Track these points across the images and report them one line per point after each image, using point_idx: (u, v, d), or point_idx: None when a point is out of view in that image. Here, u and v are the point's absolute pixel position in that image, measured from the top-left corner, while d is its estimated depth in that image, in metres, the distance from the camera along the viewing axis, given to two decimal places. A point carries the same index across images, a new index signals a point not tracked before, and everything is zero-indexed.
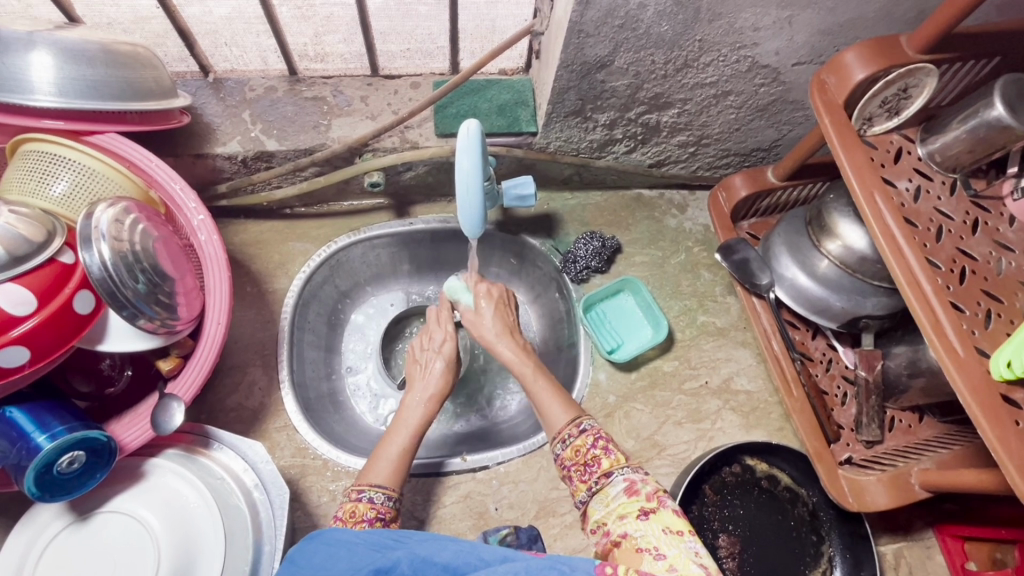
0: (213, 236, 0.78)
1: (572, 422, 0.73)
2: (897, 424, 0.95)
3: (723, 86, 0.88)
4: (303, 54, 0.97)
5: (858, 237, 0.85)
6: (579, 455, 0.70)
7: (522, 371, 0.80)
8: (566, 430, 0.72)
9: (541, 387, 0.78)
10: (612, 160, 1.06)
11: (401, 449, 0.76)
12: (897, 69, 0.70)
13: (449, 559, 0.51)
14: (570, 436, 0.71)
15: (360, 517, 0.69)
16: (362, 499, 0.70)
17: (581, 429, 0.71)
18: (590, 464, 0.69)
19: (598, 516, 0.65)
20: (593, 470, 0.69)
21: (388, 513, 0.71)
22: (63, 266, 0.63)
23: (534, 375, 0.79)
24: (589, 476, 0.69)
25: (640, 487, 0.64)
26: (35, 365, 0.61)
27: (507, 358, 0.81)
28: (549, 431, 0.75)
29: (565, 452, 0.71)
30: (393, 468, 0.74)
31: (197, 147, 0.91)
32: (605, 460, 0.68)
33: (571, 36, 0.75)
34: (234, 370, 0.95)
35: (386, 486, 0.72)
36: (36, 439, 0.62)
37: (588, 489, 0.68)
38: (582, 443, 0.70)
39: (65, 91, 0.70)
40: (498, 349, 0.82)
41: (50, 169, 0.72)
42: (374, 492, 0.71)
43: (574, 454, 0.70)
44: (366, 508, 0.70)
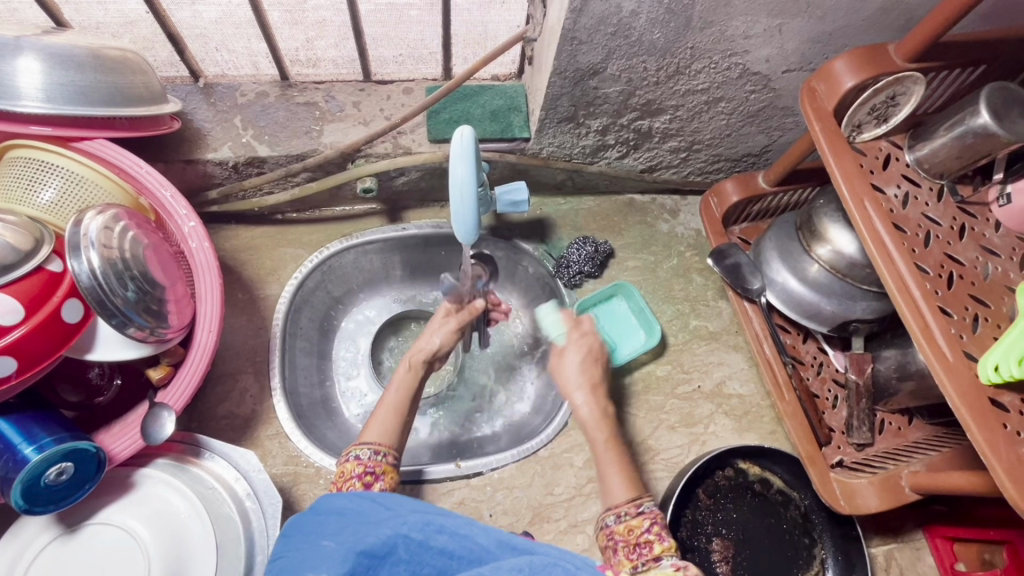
0: (204, 242, 0.77)
1: (631, 501, 0.69)
2: (887, 426, 0.96)
3: (714, 93, 0.89)
4: (294, 59, 0.96)
5: (847, 242, 0.86)
6: (631, 533, 0.66)
7: (594, 434, 0.77)
8: (625, 506, 0.68)
9: (608, 454, 0.75)
10: (605, 166, 1.06)
11: (393, 412, 0.77)
12: (886, 77, 0.71)
13: (445, 544, 0.52)
14: (626, 513, 0.68)
15: (349, 476, 0.71)
16: (349, 458, 0.72)
17: (641, 509, 0.68)
18: (641, 545, 0.65)
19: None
20: (643, 552, 0.64)
21: (379, 467, 0.72)
22: (51, 274, 0.62)
23: (605, 444, 0.76)
24: (638, 555, 0.65)
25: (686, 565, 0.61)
26: (21, 375, 0.60)
27: (582, 414, 0.79)
28: (607, 501, 0.71)
29: (617, 526, 0.67)
30: (383, 426, 0.76)
31: (187, 152, 0.90)
32: (657, 545, 0.64)
33: (564, 44, 0.75)
34: (225, 377, 0.94)
35: (375, 443, 0.74)
36: (23, 451, 0.61)
37: (632, 567, 0.64)
38: (637, 523, 0.66)
39: (52, 97, 0.69)
40: (576, 401, 0.80)
41: (38, 176, 0.71)
42: (361, 450, 0.73)
43: (626, 531, 0.67)
44: (354, 466, 0.71)
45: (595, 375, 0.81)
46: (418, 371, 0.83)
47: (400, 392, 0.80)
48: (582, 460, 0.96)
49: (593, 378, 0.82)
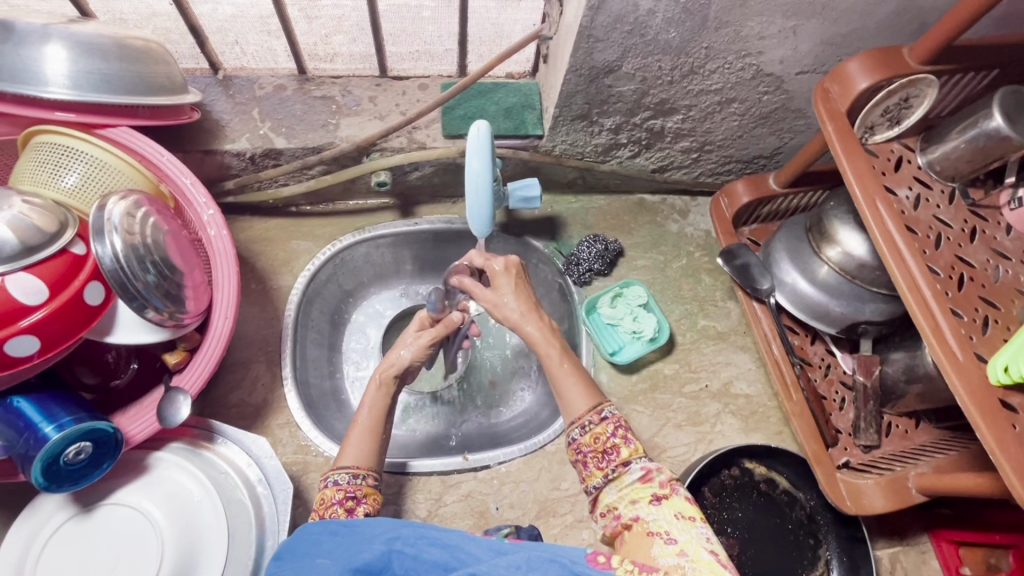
0: (222, 230, 0.78)
1: (593, 409, 0.70)
2: (894, 430, 0.96)
3: (727, 94, 0.90)
4: (312, 54, 0.98)
5: (858, 244, 0.87)
6: (597, 442, 0.69)
7: (547, 351, 0.74)
8: (586, 417, 0.70)
9: (563, 367, 0.73)
10: (616, 165, 1.07)
11: (368, 431, 0.75)
12: (900, 79, 0.72)
13: (437, 556, 0.51)
14: (589, 423, 0.70)
15: (330, 503, 0.69)
16: (328, 484, 0.70)
17: (603, 416, 0.70)
18: (608, 452, 0.68)
19: (609, 500, 0.66)
20: (612, 457, 0.68)
21: (360, 491, 0.70)
22: (74, 257, 0.63)
23: (560, 359, 0.74)
24: (607, 464, 0.68)
25: (655, 475, 0.65)
26: (44, 355, 0.62)
27: (532, 336, 0.75)
28: (567, 417, 0.72)
29: (584, 438, 0.69)
30: (362, 448, 0.73)
31: (206, 142, 0.91)
32: (624, 449, 0.68)
33: (581, 41, 0.76)
34: (237, 365, 0.95)
35: (353, 466, 0.72)
36: (43, 429, 0.63)
37: (604, 476, 0.68)
38: (601, 431, 0.69)
39: (79, 85, 0.71)
40: (525, 327, 0.76)
41: (61, 161, 0.72)
42: (339, 475, 0.71)
43: (592, 441, 0.69)
44: (334, 492, 0.69)
45: (528, 294, 0.78)
46: (389, 384, 0.79)
47: (373, 412, 0.76)
48: None
49: (530, 302, 0.78)
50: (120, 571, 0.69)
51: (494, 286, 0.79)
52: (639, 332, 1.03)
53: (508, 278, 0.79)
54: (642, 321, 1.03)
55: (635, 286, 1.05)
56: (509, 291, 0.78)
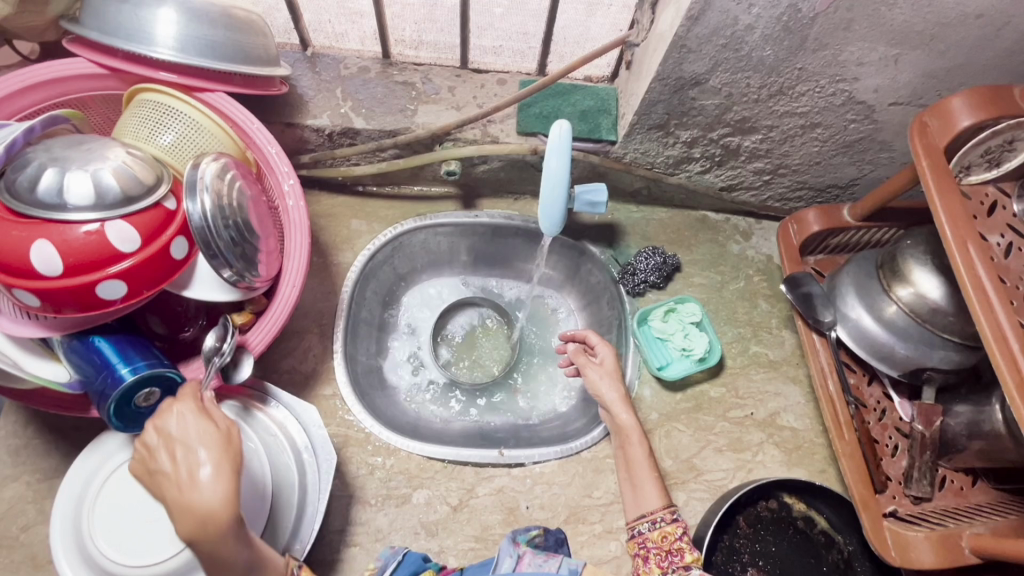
0: (300, 202, 0.80)
1: (665, 508, 0.81)
2: (948, 484, 0.92)
3: (813, 118, 0.87)
4: (399, 38, 1.00)
5: (933, 287, 0.84)
6: (664, 540, 0.78)
7: (634, 443, 0.88)
8: (659, 513, 0.80)
9: (645, 467, 0.86)
10: (685, 179, 1.05)
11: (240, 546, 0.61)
12: (1007, 120, 0.68)
13: None
14: (661, 520, 0.79)
15: None
16: None
17: (675, 517, 0.79)
18: (672, 553, 0.77)
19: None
20: (674, 558, 0.76)
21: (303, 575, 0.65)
22: (166, 211, 0.66)
23: (643, 457, 0.87)
24: (668, 563, 0.76)
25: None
26: (126, 301, 0.64)
27: (624, 421, 0.90)
28: (640, 509, 0.83)
29: (651, 533, 0.79)
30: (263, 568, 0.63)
31: (289, 115, 0.94)
32: (686, 554, 0.76)
33: (673, 51, 0.75)
34: (292, 334, 0.98)
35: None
36: (119, 371, 0.66)
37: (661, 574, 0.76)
38: (670, 531, 0.78)
39: (185, 48, 0.74)
40: (617, 410, 0.91)
41: (162, 119, 0.75)
42: None
43: (659, 538, 0.78)
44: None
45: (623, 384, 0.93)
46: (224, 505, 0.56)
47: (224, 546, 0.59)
48: None
49: (626, 393, 0.93)
50: (170, 516, 0.71)
51: (600, 369, 0.96)
52: (688, 350, 1.01)
53: (602, 369, 0.95)
54: (692, 339, 1.02)
55: (688, 302, 1.03)
56: (612, 373, 0.95)
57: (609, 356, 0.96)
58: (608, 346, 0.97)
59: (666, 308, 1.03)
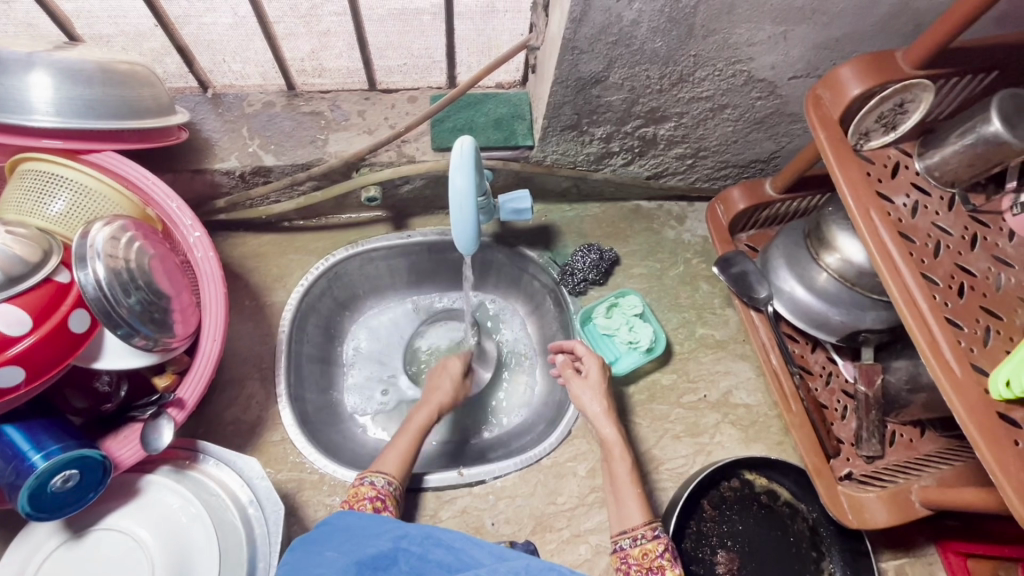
0: (209, 252, 0.79)
1: (647, 524, 0.77)
2: (898, 439, 0.94)
3: (719, 100, 0.88)
4: (300, 69, 0.97)
5: (857, 251, 0.84)
6: (645, 558, 0.74)
7: (619, 460, 0.84)
8: (641, 530, 0.76)
9: (626, 481, 0.82)
10: (610, 173, 1.06)
11: (403, 445, 0.85)
12: (893, 84, 0.69)
13: (441, 557, 0.58)
14: (642, 537, 0.76)
15: (362, 497, 0.76)
16: (364, 482, 0.79)
17: (656, 534, 0.76)
18: (653, 570, 0.73)
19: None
20: None
21: (389, 496, 0.78)
22: (58, 286, 0.63)
23: (625, 474, 0.83)
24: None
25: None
26: (30, 385, 0.61)
27: (608, 436, 0.86)
28: (621, 524, 0.79)
29: (632, 549, 0.75)
30: (399, 460, 0.83)
31: (196, 162, 0.91)
32: (669, 571, 0.73)
33: (565, 53, 0.75)
34: (231, 383, 0.95)
35: (389, 474, 0.81)
36: (30, 459, 0.63)
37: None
38: (652, 548, 0.75)
39: (63, 112, 0.71)
40: (602, 423, 0.88)
41: (48, 188, 0.72)
42: (375, 478, 0.79)
43: (641, 555, 0.75)
44: (368, 489, 0.78)
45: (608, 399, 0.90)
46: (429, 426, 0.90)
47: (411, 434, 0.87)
48: (586, 469, 0.95)
49: (609, 408, 0.90)
50: None
51: (586, 381, 0.92)
52: (635, 342, 1.01)
53: (590, 385, 0.91)
54: (638, 331, 1.01)
55: (631, 297, 1.04)
56: (597, 387, 0.91)
57: (594, 368, 0.92)
58: (593, 359, 0.93)
59: (605, 306, 1.04)
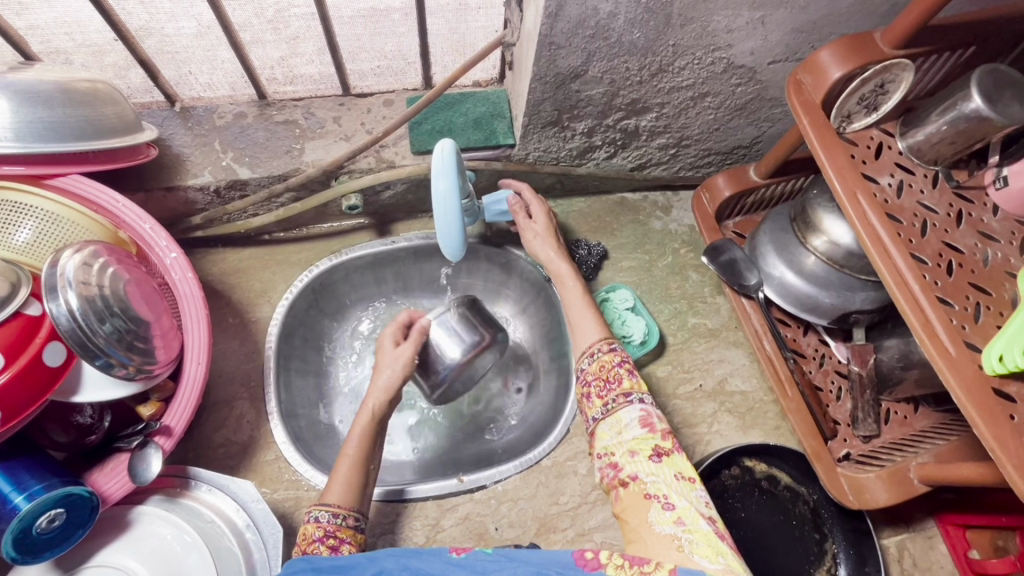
0: (187, 273, 0.77)
1: (605, 340, 0.78)
2: (892, 417, 0.95)
3: (699, 88, 0.87)
4: (270, 77, 0.94)
5: (844, 232, 0.84)
6: (603, 370, 0.75)
7: (570, 288, 0.86)
8: (597, 346, 0.77)
9: (580, 309, 0.83)
10: (593, 167, 1.04)
11: (354, 466, 0.78)
12: (873, 66, 0.69)
13: None
14: (599, 351, 0.77)
15: (311, 539, 0.71)
16: (311, 519, 0.73)
17: (612, 347, 0.77)
18: (611, 380, 0.73)
19: (606, 445, 0.69)
20: (613, 387, 0.73)
21: (341, 530, 0.73)
22: (30, 319, 0.61)
23: (579, 296, 0.86)
24: (608, 394, 0.73)
25: (655, 423, 0.68)
26: (6, 425, 0.59)
27: (560, 271, 0.89)
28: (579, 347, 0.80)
29: (591, 366, 0.76)
30: (346, 487, 0.76)
31: (167, 179, 0.88)
32: (625, 383, 0.73)
33: (542, 49, 0.74)
34: (220, 405, 0.93)
35: (334, 505, 0.75)
36: (13, 500, 0.60)
37: (603, 405, 0.72)
38: (608, 360, 0.75)
39: (23, 135, 0.67)
40: (552, 262, 0.90)
41: (12, 217, 0.70)
42: (320, 512, 0.73)
43: (598, 369, 0.75)
44: (314, 527, 0.72)
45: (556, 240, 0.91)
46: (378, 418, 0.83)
47: (359, 442, 0.80)
48: (586, 467, 0.95)
49: (560, 247, 0.92)
50: None
51: (533, 223, 0.93)
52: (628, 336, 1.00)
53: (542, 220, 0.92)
54: (630, 325, 1.01)
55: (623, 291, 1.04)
56: (547, 230, 0.92)
57: (543, 214, 0.93)
58: (541, 205, 0.94)
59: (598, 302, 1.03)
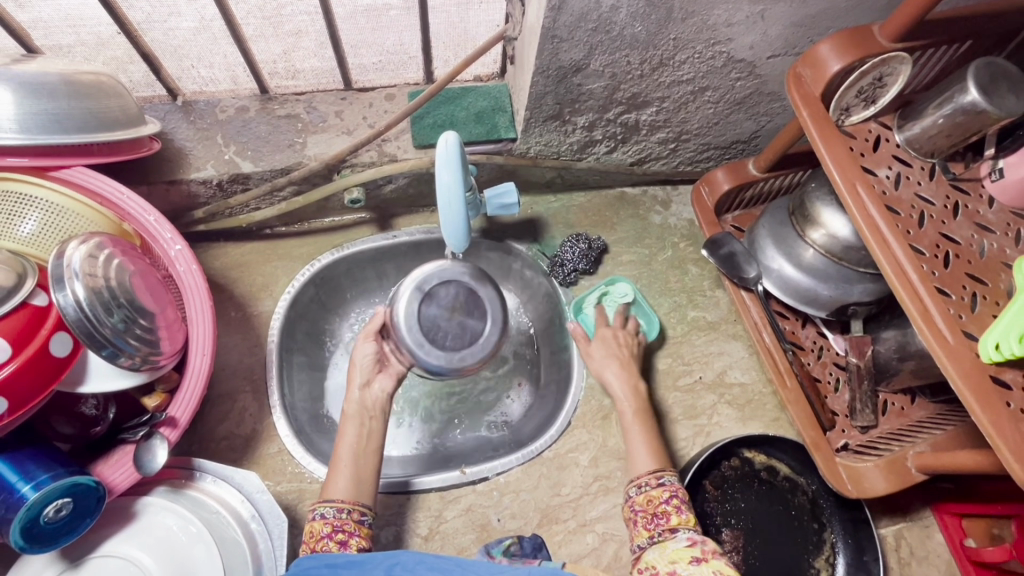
0: (192, 265, 0.77)
1: (652, 473, 0.77)
2: (890, 408, 0.96)
3: (700, 82, 0.88)
4: (272, 71, 0.95)
5: (842, 225, 0.85)
6: (650, 504, 0.74)
7: (623, 409, 0.87)
8: (644, 478, 0.77)
9: (639, 435, 0.83)
10: (594, 161, 1.05)
11: (351, 458, 0.79)
12: (872, 59, 0.70)
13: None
14: (646, 485, 0.76)
15: (319, 535, 0.73)
16: (316, 517, 0.74)
17: (661, 481, 0.76)
18: (658, 515, 0.72)
19: (649, 558, 0.69)
20: (659, 521, 0.72)
21: (349, 525, 0.74)
22: (36, 309, 0.61)
23: (633, 419, 0.86)
24: (655, 527, 0.72)
25: (702, 541, 0.67)
26: (13, 415, 0.59)
27: (614, 390, 0.89)
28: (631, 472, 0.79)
29: (638, 497, 0.75)
30: (350, 482, 0.77)
31: (170, 173, 0.88)
32: (674, 517, 0.71)
33: (545, 42, 0.74)
34: (223, 398, 0.93)
35: (340, 500, 0.76)
36: (20, 490, 0.61)
37: (649, 537, 0.71)
38: (657, 495, 0.74)
39: (28, 127, 0.67)
40: (608, 378, 0.91)
41: (16, 209, 0.70)
42: (325, 509, 0.75)
43: (646, 502, 0.74)
44: (321, 525, 0.73)
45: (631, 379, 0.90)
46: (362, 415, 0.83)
47: (354, 437, 0.80)
48: (588, 458, 0.96)
49: (626, 365, 0.92)
50: None
51: (599, 345, 0.95)
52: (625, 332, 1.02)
53: (607, 350, 0.94)
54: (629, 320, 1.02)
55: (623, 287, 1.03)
56: (609, 354, 0.93)
57: (614, 335, 0.96)
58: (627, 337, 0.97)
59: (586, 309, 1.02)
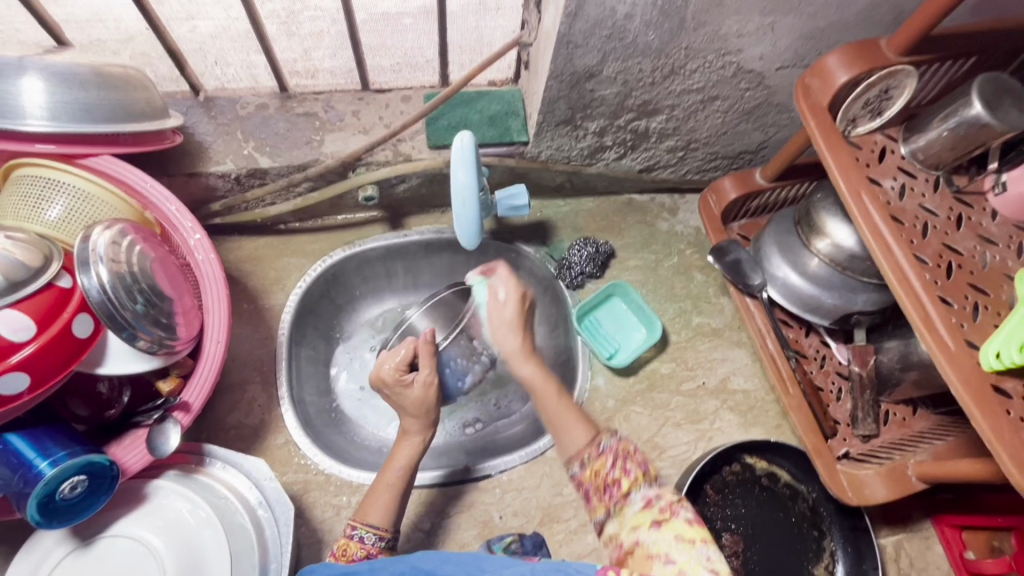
0: (210, 255, 0.80)
1: (591, 441, 0.66)
2: (891, 417, 0.96)
3: (709, 92, 0.90)
4: (292, 70, 0.97)
5: (847, 235, 0.86)
6: (599, 475, 0.62)
7: (544, 394, 0.73)
8: (586, 450, 0.65)
9: (561, 407, 0.71)
10: (603, 167, 1.07)
11: (395, 485, 0.78)
12: (878, 72, 0.72)
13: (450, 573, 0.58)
14: (588, 456, 0.64)
15: (350, 555, 0.73)
16: (353, 536, 0.74)
17: (602, 447, 0.64)
18: (610, 485, 0.61)
19: (612, 531, 0.59)
20: (613, 490, 0.61)
21: (379, 552, 0.74)
22: (61, 290, 0.63)
23: (555, 401, 0.72)
24: (610, 498, 0.61)
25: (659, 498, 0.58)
26: (33, 393, 0.61)
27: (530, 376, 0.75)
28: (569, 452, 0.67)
29: (585, 473, 0.64)
30: (387, 507, 0.76)
31: (190, 165, 0.91)
32: (625, 480, 0.60)
33: (561, 48, 0.76)
34: (233, 388, 0.95)
35: (379, 525, 0.75)
36: (37, 466, 0.62)
37: (607, 509, 0.60)
38: (601, 465, 0.63)
39: (58, 115, 0.70)
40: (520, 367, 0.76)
41: (44, 194, 0.72)
42: (365, 531, 0.74)
43: (595, 475, 0.63)
44: (356, 547, 0.73)
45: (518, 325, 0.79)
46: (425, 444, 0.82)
47: (403, 469, 0.79)
48: None
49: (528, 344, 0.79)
50: None
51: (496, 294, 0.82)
52: (619, 346, 1.05)
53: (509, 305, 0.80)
54: (622, 338, 1.06)
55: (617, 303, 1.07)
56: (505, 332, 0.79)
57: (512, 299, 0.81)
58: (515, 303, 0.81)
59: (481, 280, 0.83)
